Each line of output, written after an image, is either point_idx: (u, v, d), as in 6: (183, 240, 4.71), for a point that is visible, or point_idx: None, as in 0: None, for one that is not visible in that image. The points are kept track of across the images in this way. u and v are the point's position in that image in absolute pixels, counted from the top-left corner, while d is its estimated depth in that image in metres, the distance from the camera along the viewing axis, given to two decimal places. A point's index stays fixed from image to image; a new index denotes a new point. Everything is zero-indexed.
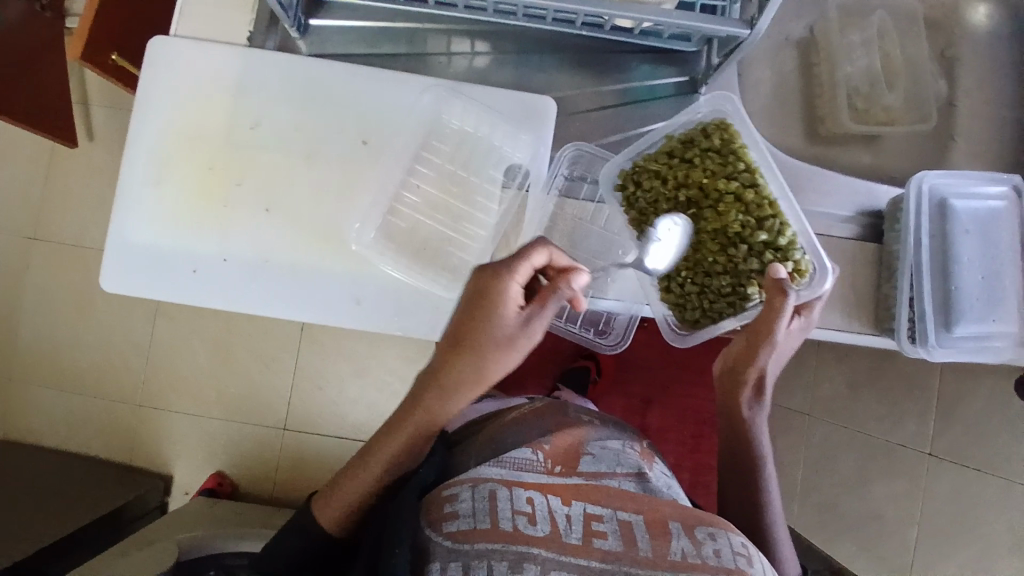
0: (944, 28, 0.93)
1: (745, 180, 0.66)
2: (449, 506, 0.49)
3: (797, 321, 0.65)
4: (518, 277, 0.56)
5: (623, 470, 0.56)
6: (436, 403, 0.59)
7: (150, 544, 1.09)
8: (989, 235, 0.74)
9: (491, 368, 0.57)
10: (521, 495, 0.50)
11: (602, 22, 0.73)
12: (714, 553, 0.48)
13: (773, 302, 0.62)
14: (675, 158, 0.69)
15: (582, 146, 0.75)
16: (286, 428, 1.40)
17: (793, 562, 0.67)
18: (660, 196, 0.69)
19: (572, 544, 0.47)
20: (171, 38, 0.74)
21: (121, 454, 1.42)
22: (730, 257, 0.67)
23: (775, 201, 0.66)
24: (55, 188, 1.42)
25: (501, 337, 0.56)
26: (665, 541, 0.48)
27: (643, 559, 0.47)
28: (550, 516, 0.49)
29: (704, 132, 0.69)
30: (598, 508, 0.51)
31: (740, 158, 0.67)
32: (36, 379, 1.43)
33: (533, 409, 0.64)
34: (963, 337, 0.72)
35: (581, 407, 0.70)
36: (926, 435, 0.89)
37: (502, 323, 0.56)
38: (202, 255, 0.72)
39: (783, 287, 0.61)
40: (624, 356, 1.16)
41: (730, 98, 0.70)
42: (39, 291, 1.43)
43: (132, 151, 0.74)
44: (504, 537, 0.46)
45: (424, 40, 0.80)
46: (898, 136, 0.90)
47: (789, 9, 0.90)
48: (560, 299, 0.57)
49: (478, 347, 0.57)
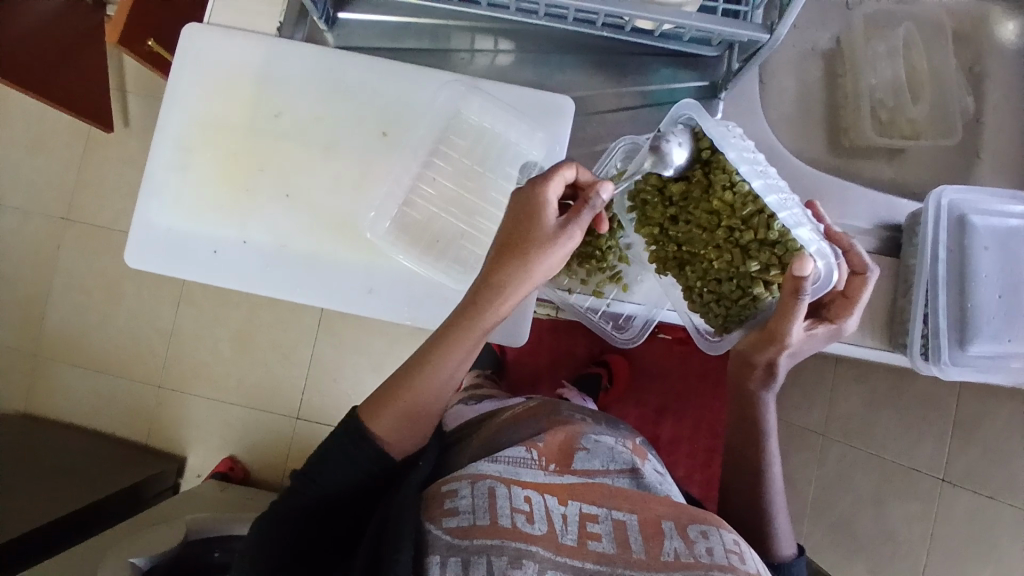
0: (972, 44, 0.91)
1: (722, 183, 0.61)
2: (449, 502, 0.50)
3: (823, 328, 0.66)
4: (552, 188, 0.59)
5: (616, 466, 0.55)
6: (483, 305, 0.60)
7: (161, 523, 1.11)
8: (1011, 252, 0.72)
9: (534, 274, 0.60)
10: (518, 493, 0.50)
11: (622, 24, 0.73)
12: (707, 551, 0.48)
13: (784, 309, 0.61)
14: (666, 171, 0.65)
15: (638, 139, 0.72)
16: (300, 418, 1.42)
17: (789, 541, 0.69)
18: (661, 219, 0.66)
19: (568, 545, 0.47)
20: (204, 26, 0.76)
21: (139, 433, 1.45)
22: (730, 262, 0.64)
23: (757, 198, 0.60)
24: (90, 172, 1.47)
25: (540, 234, 0.59)
26: (659, 542, 0.48)
27: (637, 561, 0.47)
28: (547, 514, 0.49)
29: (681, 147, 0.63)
30: (595, 507, 0.50)
31: (719, 160, 0.61)
32: (61, 357, 1.47)
33: (526, 409, 0.65)
34: (979, 355, 0.71)
35: (574, 407, 0.70)
36: (942, 459, 0.87)
37: (540, 231, 0.59)
38: (224, 238, 0.74)
39: (798, 287, 0.58)
40: (638, 363, 1.17)
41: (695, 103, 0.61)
42: (69, 272, 1.47)
43: (160, 134, 0.76)
44: (502, 534, 0.46)
45: (448, 36, 0.81)
46: (924, 150, 0.89)
47: (815, 20, 0.90)
48: (597, 206, 0.59)
49: (520, 247, 0.59)
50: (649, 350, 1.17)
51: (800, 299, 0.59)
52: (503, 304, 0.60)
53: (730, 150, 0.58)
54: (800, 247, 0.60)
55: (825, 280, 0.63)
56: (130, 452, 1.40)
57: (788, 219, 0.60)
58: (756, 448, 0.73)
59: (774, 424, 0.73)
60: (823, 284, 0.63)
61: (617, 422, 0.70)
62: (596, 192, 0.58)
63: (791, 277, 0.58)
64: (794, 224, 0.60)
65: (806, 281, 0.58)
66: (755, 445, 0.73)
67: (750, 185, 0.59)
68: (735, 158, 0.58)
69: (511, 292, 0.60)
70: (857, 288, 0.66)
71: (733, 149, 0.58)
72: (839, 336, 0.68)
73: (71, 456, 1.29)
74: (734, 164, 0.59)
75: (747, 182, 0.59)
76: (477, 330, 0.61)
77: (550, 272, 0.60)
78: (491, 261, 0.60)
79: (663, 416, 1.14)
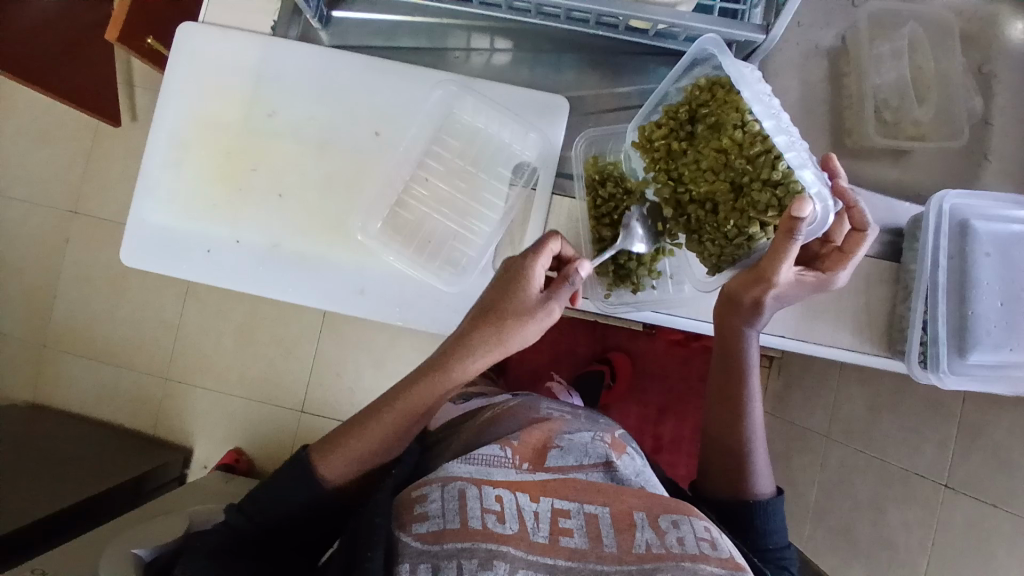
0: (982, 42, 0.89)
1: (733, 121, 0.58)
2: (419, 507, 0.50)
3: (811, 276, 0.65)
4: (538, 264, 0.60)
5: (590, 461, 0.57)
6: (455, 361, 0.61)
7: (165, 514, 1.12)
8: (1014, 259, 0.70)
9: (508, 342, 0.60)
10: (489, 493, 0.51)
11: (616, 23, 0.71)
12: (678, 540, 0.49)
13: (777, 249, 0.58)
14: (680, 109, 0.63)
15: (591, 134, 0.74)
16: (303, 412, 1.44)
17: (767, 480, 0.69)
18: (670, 154, 0.64)
19: (540, 543, 0.48)
20: (197, 25, 0.77)
21: (145, 425, 1.47)
22: (728, 200, 0.61)
23: (768, 136, 0.57)
24: (98, 167, 1.48)
25: (522, 304, 0.60)
26: (630, 534, 0.49)
27: (609, 555, 0.47)
28: (518, 513, 0.50)
29: (701, 85, 0.61)
30: (567, 503, 0.51)
31: (732, 98, 0.58)
32: (69, 349, 1.50)
33: (507, 409, 0.67)
34: (978, 365, 0.69)
35: (552, 404, 0.70)
36: (943, 465, 0.85)
37: (520, 303, 0.59)
38: (217, 237, 0.75)
39: (792, 228, 0.55)
40: (640, 363, 1.26)
41: (716, 36, 0.59)
42: (78, 266, 1.49)
43: (155, 134, 0.76)
44: (473, 535, 0.47)
45: (443, 35, 0.81)
46: (929, 152, 0.87)
47: (821, 16, 0.87)
48: (576, 284, 0.59)
49: (502, 314, 0.60)
50: (651, 351, 1.26)
51: (793, 238, 0.56)
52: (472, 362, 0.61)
53: (745, 87, 0.57)
54: (801, 190, 0.57)
55: (821, 225, 0.59)
56: (136, 443, 1.42)
57: (795, 159, 0.57)
58: (732, 396, 0.71)
59: (757, 367, 0.72)
60: (818, 229, 0.59)
61: (597, 417, 0.70)
62: (576, 271, 0.59)
63: (787, 218, 0.55)
64: (799, 164, 0.57)
65: (804, 223, 0.54)
66: (732, 391, 0.71)
67: (761, 124, 0.57)
68: (748, 96, 0.57)
69: (478, 355, 0.61)
70: (854, 244, 0.65)
71: (747, 87, 0.57)
72: (828, 290, 0.67)
73: (78, 447, 1.31)
74: (747, 102, 0.57)
75: (758, 121, 0.57)
76: (440, 388, 0.62)
77: (525, 342, 0.61)
78: (471, 321, 0.61)
79: (663, 415, 1.23)
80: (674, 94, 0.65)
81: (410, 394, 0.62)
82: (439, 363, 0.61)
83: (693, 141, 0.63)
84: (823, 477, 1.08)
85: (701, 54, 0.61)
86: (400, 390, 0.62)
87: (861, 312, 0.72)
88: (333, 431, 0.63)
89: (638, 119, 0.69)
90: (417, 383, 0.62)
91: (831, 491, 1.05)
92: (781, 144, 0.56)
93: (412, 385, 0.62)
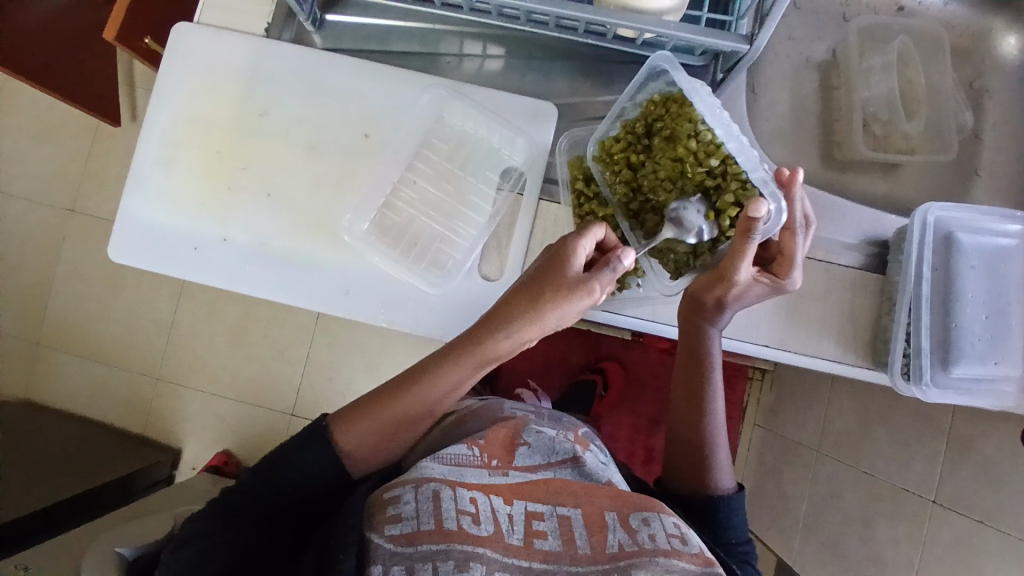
0: (973, 59, 0.89)
1: (687, 132, 0.62)
2: (392, 509, 0.50)
3: (764, 280, 0.65)
4: (583, 243, 0.60)
5: (558, 459, 0.58)
6: (487, 335, 0.60)
7: (150, 514, 1.12)
8: (1000, 274, 0.70)
9: (543, 318, 0.59)
10: (464, 495, 0.51)
11: (605, 31, 0.72)
12: (649, 537, 0.51)
13: (736, 250, 0.60)
14: (637, 124, 0.67)
15: (575, 133, 0.75)
16: (294, 414, 1.43)
17: (728, 475, 0.69)
18: (628, 167, 0.68)
19: (515, 545, 0.49)
20: (192, 25, 0.78)
21: (136, 425, 1.47)
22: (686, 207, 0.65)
23: (720, 144, 0.61)
24: (97, 166, 1.49)
25: (566, 281, 0.59)
26: (603, 536, 0.51)
27: (582, 556, 0.49)
28: (493, 516, 0.51)
29: (657, 101, 0.66)
30: (540, 505, 0.53)
31: (685, 111, 0.63)
32: (62, 347, 1.50)
33: (470, 412, 0.70)
34: (962, 378, 0.69)
35: (516, 405, 0.75)
36: (932, 481, 0.84)
37: (563, 280, 0.59)
38: (205, 236, 0.75)
39: (749, 228, 0.58)
40: (632, 373, 1.28)
41: (666, 54, 0.62)
42: (74, 264, 1.50)
43: (148, 131, 0.77)
44: (449, 537, 0.47)
45: (436, 40, 0.81)
46: (919, 166, 0.87)
47: (812, 30, 0.88)
48: (619, 268, 0.59)
49: (543, 290, 0.59)
50: (643, 361, 1.27)
51: (751, 238, 0.58)
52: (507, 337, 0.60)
53: (698, 99, 0.61)
54: (754, 190, 0.61)
55: (775, 223, 0.61)
56: (126, 443, 1.42)
57: (747, 162, 0.61)
58: (697, 394, 0.71)
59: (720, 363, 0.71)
60: (771, 227, 0.61)
61: (561, 415, 0.75)
62: (618, 256, 0.59)
63: (743, 218, 0.57)
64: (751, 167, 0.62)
65: (761, 222, 0.57)
66: (697, 388, 0.71)
67: (713, 133, 0.61)
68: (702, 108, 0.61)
69: (511, 332, 0.60)
70: (787, 243, 0.65)
71: (700, 98, 0.61)
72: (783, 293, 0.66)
73: (67, 444, 1.31)
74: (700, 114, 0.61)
75: (711, 130, 0.61)
76: (472, 362, 0.60)
77: (563, 320, 0.60)
78: (508, 297, 0.61)
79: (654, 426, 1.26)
80: (630, 109, 0.68)
81: (444, 367, 0.60)
82: (473, 336, 0.61)
83: (649, 154, 0.67)
84: (813, 491, 1.07)
85: (652, 73, 0.65)
86: (427, 365, 0.61)
87: (845, 323, 0.72)
88: (354, 402, 0.61)
89: (597, 134, 0.70)
90: (451, 356, 0.60)
91: (820, 505, 1.04)
92: (732, 151, 0.61)
93: (446, 357, 0.61)
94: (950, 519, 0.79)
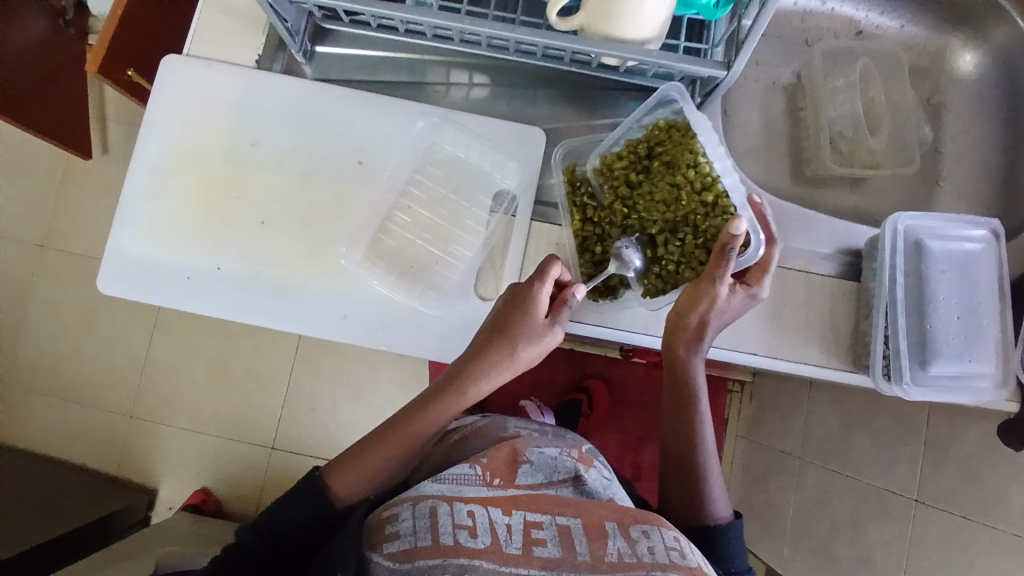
0: (931, 76, 0.96)
1: (688, 162, 0.70)
2: (390, 527, 0.52)
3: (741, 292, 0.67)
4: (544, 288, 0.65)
5: (560, 477, 0.58)
6: (467, 382, 0.66)
7: (129, 558, 1.08)
8: (968, 276, 0.75)
9: (516, 364, 0.66)
10: (462, 509, 0.52)
11: (588, 60, 0.75)
12: (649, 549, 0.51)
13: (712, 266, 0.66)
14: (639, 145, 0.73)
15: (569, 143, 0.77)
16: (276, 448, 1.40)
17: (723, 503, 0.70)
18: (625, 185, 0.73)
19: (513, 554, 0.49)
20: (182, 58, 0.78)
21: (109, 466, 1.42)
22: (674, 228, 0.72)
23: (717, 179, 0.70)
24: (67, 200, 1.46)
25: (532, 326, 0.65)
26: (602, 544, 0.51)
27: (582, 563, 0.49)
28: (490, 527, 0.51)
29: (660, 127, 0.73)
30: (540, 515, 0.53)
31: (690, 142, 0.70)
32: (30, 387, 1.44)
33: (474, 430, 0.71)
34: (941, 375, 0.72)
35: (518, 423, 0.77)
36: (915, 480, 0.87)
37: (529, 325, 0.65)
38: (199, 265, 0.75)
39: (725, 247, 0.65)
40: (616, 392, 1.30)
41: (680, 87, 0.69)
42: (43, 300, 1.45)
43: (137, 163, 0.77)
44: (445, 552, 0.48)
45: (424, 70, 0.84)
46: (884, 179, 0.92)
47: (777, 55, 0.93)
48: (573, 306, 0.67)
49: (513, 337, 0.65)
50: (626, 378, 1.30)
51: (729, 255, 0.65)
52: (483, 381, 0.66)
53: (704, 133, 0.69)
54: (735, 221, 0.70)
55: (751, 255, 0.69)
56: (100, 485, 1.37)
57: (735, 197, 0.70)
58: (684, 422, 0.74)
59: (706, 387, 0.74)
60: (748, 256, 0.69)
61: (565, 434, 0.75)
62: (572, 293, 0.66)
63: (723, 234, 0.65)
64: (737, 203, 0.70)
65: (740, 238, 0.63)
66: (686, 417, 0.73)
67: (712, 167, 0.69)
68: (704, 140, 0.69)
69: (489, 377, 0.66)
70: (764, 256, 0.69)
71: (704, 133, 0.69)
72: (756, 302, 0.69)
73: (39, 489, 1.26)
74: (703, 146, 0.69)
75: (710, 163, 0.69)
76: (454, 408, 0.66)
77: (531, 361, 0.67)
78: (481, 343, 0.66)
79: (643, 442, 1.27)
80: (633, 130, 0.74)
81: (429, 413, 0.66)
82: (452, 383, 0.66)
83: (646, 174, 0.73)
84: (800, 497, 1.10)
85: (663, 100, 0.71)
86: (413, 411, 0.67)
87: (827, 329, 0.75)
88: (343, 453, 0.65)
89: (601, 149, 0.75)
90: (435, 403, 0.66)
91: (808, 511, 1.07)
92: (727, 185, 0.69)
93: (431, 405, 0.66)
94: (934, 515, 0.83)
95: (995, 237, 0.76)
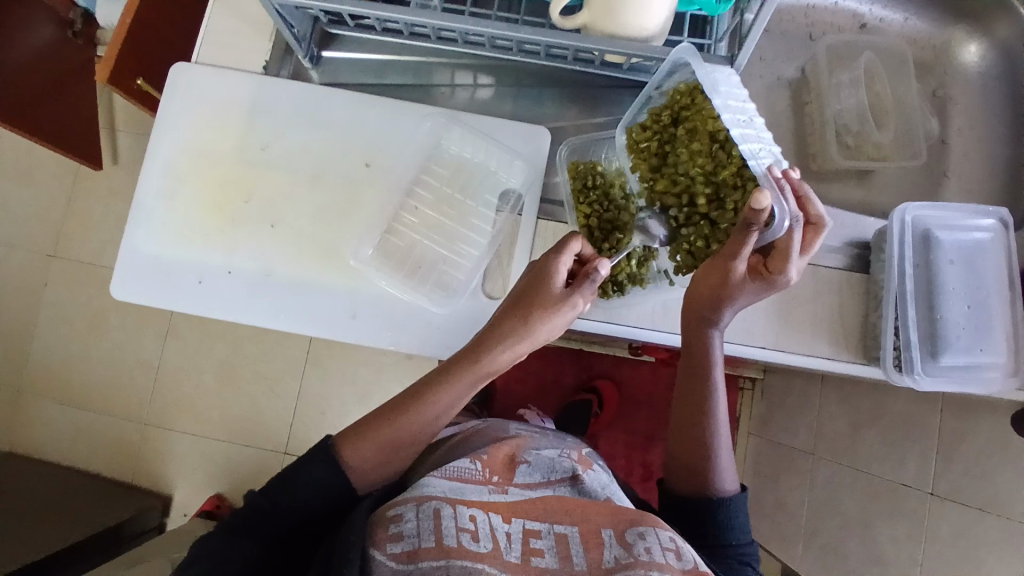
0: (936, 69, 0.96)
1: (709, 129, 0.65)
2: (393, 527, 0.51)
3: (753, 283, 0.64)
4: (564, 259, 0.63)
5: (557, 477, 0.60)
6: (483, 353, 0.63)
7: (142, 563, 1.09)
8: (976, 267, 0.74)
9: (533, 336, 0.63)
10: (464, 513, 0.52)
11: (592, 59, 0.76)
12: (645, 550, 0.50)
13: (733, 244, 0.61)
14: (663, 112, 0.70)
15: (574, 140, 0.79)
16: (287, 452, 1.41)
17: (731, 478, 0.70)
18: (654, 154, 0.71)
19: (513, 562, 0.49)
20: (191, 65, 0.79)
21: (122, 472, 1.43)
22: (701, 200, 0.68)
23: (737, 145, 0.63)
24: (78, 210, 1.48)
25: (551, 296, 0.62)
26: (599, 552, 0.52)
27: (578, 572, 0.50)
28: (491, 533, 0.51)
29: (682, 92, 0.67)
30: (537, 523, 0.54)
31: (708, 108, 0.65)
32: (44, 394, 1.46)
33: (476, 431, 0.74)
34: (951, 366, 0.72)
35: (519, 426, 0.77)
36: (927, 475, 0.86)
37: (549, 296, 0.62)
38: (209, 268, 0.76)
39: (749, 222, 0.57)
40: (624, 393, 1.30)
41: (690, 49, 0.62)
42: (56, 310, 1.47)
43: (149, 167, 0.78)
44: (449, 553, 0.47)
45: (430, 72, 0.85)
46: (890, 173, 0.92)
47: (781, 51, 0.93)
48: (598, 279, 0.63)
49: (531, 308, 0.62)
50: (634, 378, 1.30)
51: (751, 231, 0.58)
52: (500, 352, 0.63)
53: (717, 98, 0.61)
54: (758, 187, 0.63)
55: (778, 229, 0.62)
56: (112, 491, 1.38)
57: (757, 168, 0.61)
58: (693, 392, 0.72)
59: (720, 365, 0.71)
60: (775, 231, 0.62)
61: (564, 437, 0.77)
62: (597, 267, 0.62)
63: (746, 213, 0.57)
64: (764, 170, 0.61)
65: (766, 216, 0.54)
66: (693, 400, 0.72)
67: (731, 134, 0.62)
68: (719, 104, 0.61)
69: (506, 349, 0.63)
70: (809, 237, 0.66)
71: (719, 97, 0.61)
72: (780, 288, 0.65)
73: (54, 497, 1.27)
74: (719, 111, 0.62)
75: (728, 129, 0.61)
76: (471, 379, 0.64)
77: (551, 335, 0.64)
78: (501, 315, 0.64)
79: (652, 442, 1.27)
80: (656, 98, 0.71)
81: (445, 385, 0.63)
82: (469, 355, 0.64)
83: (675, 144, 0.70)
84: (812, 495, 1.09)
85: (676, 65, 0.66)
86: (432, 379, 0.64)
87: (835, 322, 0.75)
88: (357, 422, 0.64)
89: (627, 122, 0.75)
90: (451, 372, 0.64)
91: (820, 508, 1.06)
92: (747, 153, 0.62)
93: (450, 371, 0.64)
94: (946, 511, 0.82)
95: (1004, 227, 0.76)
